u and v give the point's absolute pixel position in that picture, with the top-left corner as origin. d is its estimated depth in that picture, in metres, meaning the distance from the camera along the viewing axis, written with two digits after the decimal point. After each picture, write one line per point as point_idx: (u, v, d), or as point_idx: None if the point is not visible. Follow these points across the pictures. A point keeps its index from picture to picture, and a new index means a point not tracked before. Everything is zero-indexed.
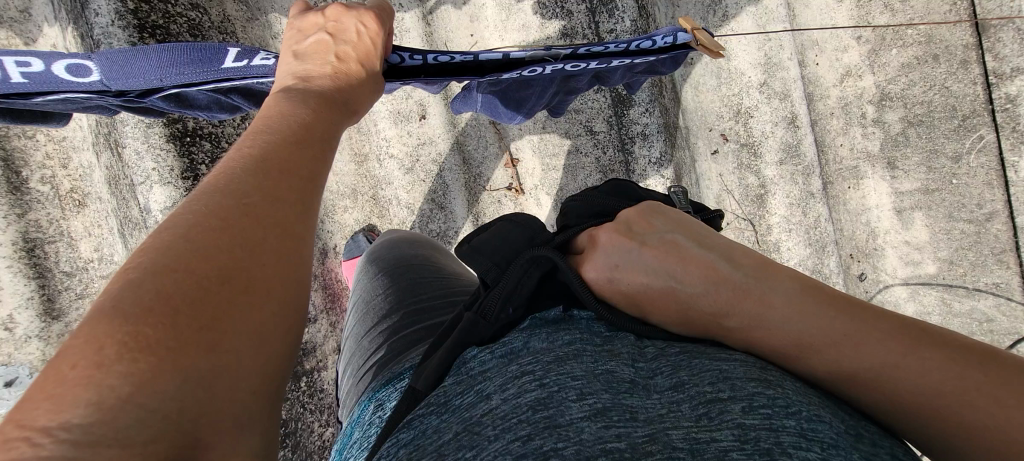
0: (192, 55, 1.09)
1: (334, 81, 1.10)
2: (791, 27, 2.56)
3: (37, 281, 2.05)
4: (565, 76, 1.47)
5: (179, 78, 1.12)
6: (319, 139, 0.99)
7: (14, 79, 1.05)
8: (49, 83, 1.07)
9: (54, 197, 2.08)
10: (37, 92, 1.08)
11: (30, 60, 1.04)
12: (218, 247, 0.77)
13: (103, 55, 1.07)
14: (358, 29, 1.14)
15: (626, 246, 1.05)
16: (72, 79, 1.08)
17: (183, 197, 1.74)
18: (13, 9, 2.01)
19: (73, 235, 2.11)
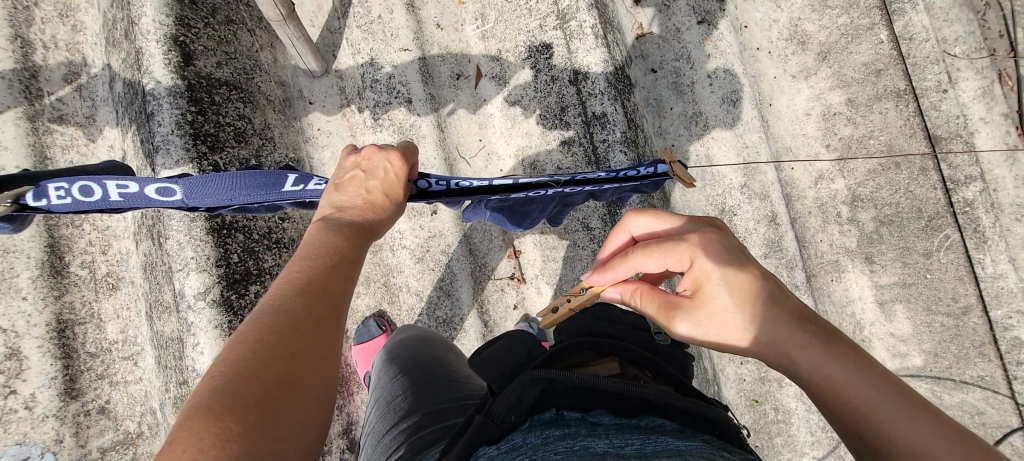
0: (260, 182, 1.30)
1: (364, 208, 1.29)
2: (766, 135, 2.86)
3: (64, 360, 2.16)
4: (562, 196, 1.72)
5: (247, 198, 1.32)
6: (352, 260, 1.16)
7: (112, 197, 1.26)
8: (138, 201, 1.28)
9: (91, 280, 2.25)
10: (128, 208, 1.29)
11: (128, 184, 1.24)
12: (279, 355, 0.92)
13: (186, 181, 1.27)
14: (386, 167, 1.35)
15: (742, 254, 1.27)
16: (158, 198, 1.28)
17: (216, 282, 1.90)
18: (81, 115, 2.31)
19: (102, 317, 2.25)
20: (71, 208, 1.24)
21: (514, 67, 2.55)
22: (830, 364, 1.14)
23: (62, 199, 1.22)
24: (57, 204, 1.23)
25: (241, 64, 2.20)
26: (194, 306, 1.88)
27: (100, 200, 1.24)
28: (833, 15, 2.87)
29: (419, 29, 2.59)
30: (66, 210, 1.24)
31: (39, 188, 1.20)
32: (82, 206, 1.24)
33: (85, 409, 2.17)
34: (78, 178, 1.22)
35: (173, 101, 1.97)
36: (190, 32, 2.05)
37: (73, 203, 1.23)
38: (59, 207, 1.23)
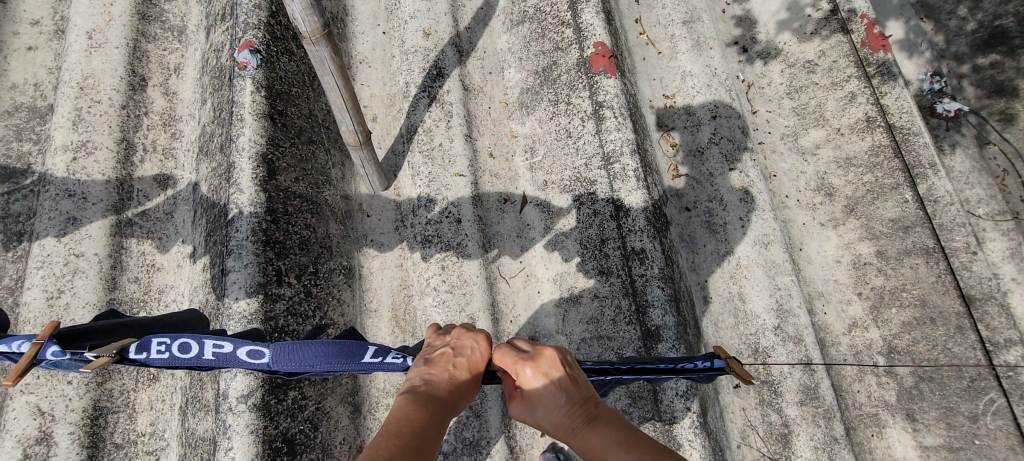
0: (344, 353, 1.31)
1: (449, 386, 1.30)
2: (798, 277, 2.92)
3: (90, 449, 2.16)
4: (615, 381, 1.82)
5: (326, 367, 1.33)
6: (427, 441, 1.13)
7: (204, 355, 1.29)
8: (227, 360, 1.30)
9: (134, 368, 2.30)
10: (215, 366, 1.31)
11: (224, 344, 1.28)
12: None
13: (276, 346, 1.30)
14: (473, 346, 1.39)
15: (549, 369, 1.35)
16: (244, 359, 1.31)
17: (260, 385, 1.94)
18: (161, 211, 2.53)
19: (135, 408, 2.27)
20: (163, 362, 1.27)
21: (559, 197, 2.75)
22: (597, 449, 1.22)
23: (160, 354, 1.25)
24: (153, 357, 1.26)
25: (315, 178, 2.44)
26: (235, 408, 1.91)
27: (193, 357, 1.28)
28: (859, 172, 3.06)
29: (475, 158, 2.84)
30: (158, 365, 1.27)
31: (142, 343, 1.25)
32: (176, 362, 1.27)
33: None
34: (181, 335, 1.28)
35: (253, 210, 2.17)
36: (278, 151, 2.32)
37: (169, 357, 1.27)
38: (154, 362, 1.26)
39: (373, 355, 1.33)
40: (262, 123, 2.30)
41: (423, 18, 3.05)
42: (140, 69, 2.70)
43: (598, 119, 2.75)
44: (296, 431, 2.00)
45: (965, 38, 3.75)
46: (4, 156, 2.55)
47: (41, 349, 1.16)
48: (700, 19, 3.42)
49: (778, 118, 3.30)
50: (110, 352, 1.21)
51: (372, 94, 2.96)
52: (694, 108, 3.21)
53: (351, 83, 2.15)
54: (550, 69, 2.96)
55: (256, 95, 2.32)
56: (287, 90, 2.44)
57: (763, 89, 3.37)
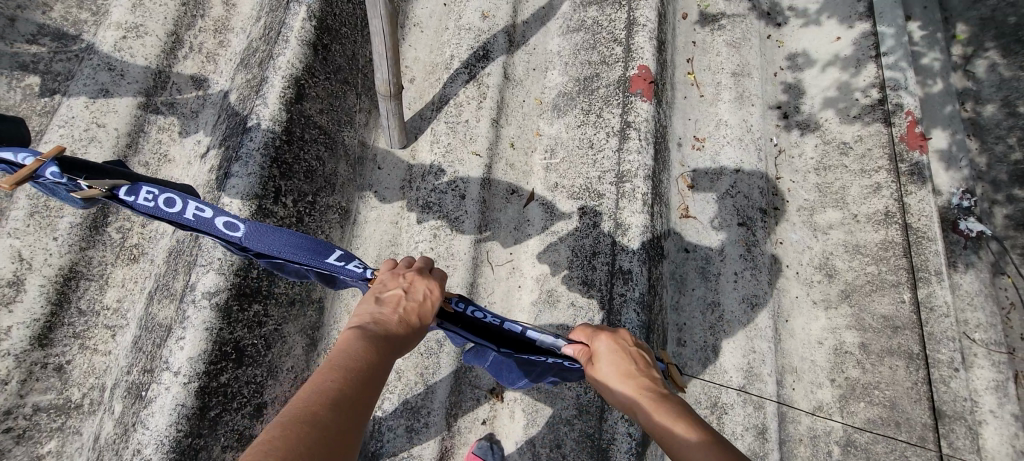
0: (312, 248, 1.39)
1: (401, 324, 1.30)
2: (776, 346, 2.90)
3: (54, 307, 2.22)
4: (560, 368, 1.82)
5: (293, 256, 1.39)
6: (375, 372, 1.15)
7: (186, 215, 1.34)
8: (206, 226, 1.36)
9: (118, 245, 2.37)
10: (194, 229, 1.37)
11: (206, 209, 1.34)
12: (304, 446, 0.89)
13: (253, 225, 1.35)
14: (426, 292, 1.39)
15: (628, 343, 1.47)
16: (221, 229, 1.36)
17: (228, 288, 1.96)
18: (189, 109, 2.61)
19: (108, 281, 2.33)
20: (148, 210, 1.32)
21: (565, 201, 2.78)
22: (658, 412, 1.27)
23: (149, 203, 1.32)
24: (139, 203, 1.32)
25: (338, 117, 2.52)
26: (198, 301, 1.92)
27: (175, 213, 1.33)
28: (864, 262, 3.05)
29: (496, 143, 2.89)
30: (143, 211, 1.33)
31: (134, 188, 1.31)
32: (159, 215, 1.32)
33: (44, 363, 2.16)
34: (168, 189, 1.33)
35: (271, 126, 2.22)
36: (311, 79, 2.39)
37: (153, 208, 1.32)
38: (140, 207, 1.32)
39: (336, 259, 1.40)
40: (303, 50, 2.36)
41: (485, 1, 3.15)
42: None
43: (622, 137, 2.77)
44: (249, 343, 2.03)
45: (1007, 165, 3.72)
46: (62, 18, 2.66)
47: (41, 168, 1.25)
48: (749, 75, 3.45)
49: (799, 190, 3.30)
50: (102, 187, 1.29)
51: (417, 58, 3.04)
52: (720, 156, 3.23)
53: (397, 35, 2.22)
54: (592, 80, 3.00)
55: (306, 23, 2.39)
56: (336, 28, 2.52)
57: (792, 159, 3.39)
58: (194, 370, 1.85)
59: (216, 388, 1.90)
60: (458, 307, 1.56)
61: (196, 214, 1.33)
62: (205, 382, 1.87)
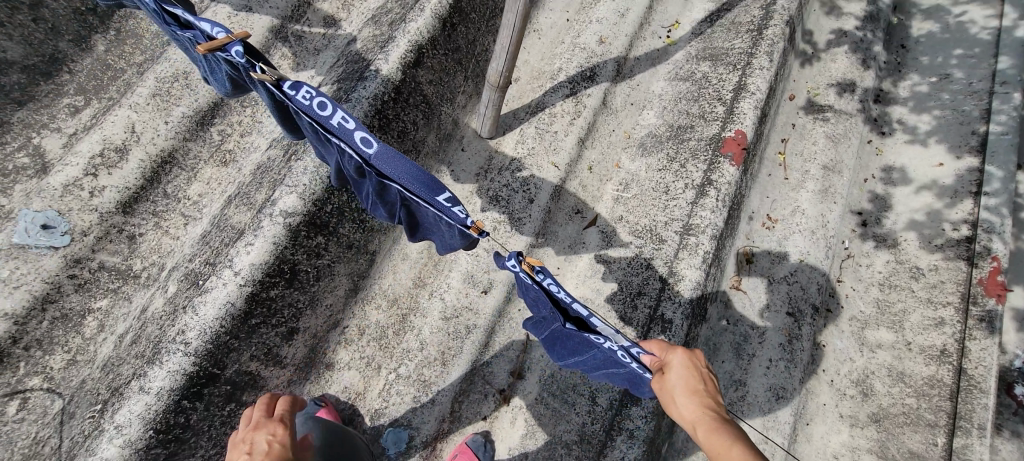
0: (429, 183, 1.40)
1: None
2: (788, 446, 2.83)
3: (145, 182, 2.38)
4: (609, 364, 1.78)
5: (409, 186, 1.41)
6: None
7: (331, 120, 1.39)
8: (343, 136, 1.39)
9: (215, 146, 2.53)
10: (332, 134, 1.41)
11: (348, 120, 1.38)
12: None
13: (385, 147, 1.38)
14: (267, 442, 1.40)
15: (701, 362, 1.47)
16: (356, 142, 1.40)
17: (302, 213, 2.06)
18: (313, 45, 2.79)
19: (196, 175, 2.48)
20: (303, 107, 1.39)
21: (625, 236, 2.80)
22: (718, 436, 1.29)
23: (304, 100, 1.39)
24: (298, 99, 1.39)
25: (442, 93, 2.64)
26: (274, 215, 2.03)
27: (323, 116, 1.38)
28: (904, 392, 2.93)
29: (575, 161, 2.96)
30: (297, 107, 1.40)
31: (295, 84, 1.38)
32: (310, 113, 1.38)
33: (118, 229, 2.31)
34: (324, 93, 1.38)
35: (383, 79, 2.34)
36: (431, 50, 2.50)
37: (307, 106, 1.38)
38: (297, 102, 1.39)
39: (444, 199, 1.41)
40: (431, 21, 2.48)
41: (605, 28, 3.25)
42: None
43: (700, 192, 2.76)
44: (303, 268, 2.13)
45: None
46: None
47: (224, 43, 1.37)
48: (840, 173, 3.40)
49: (857, 299, 3.21)
50: (273, 76, 1.39)
51: (527, 61, 3.15)
52: (787, 242, 3.19)
53: (524, 31, 2.30)
54: (686, 129, 3.02)
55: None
56: (465, 10, 2.64)
57: (859, 267, 3.30)
58: (252, 276, 1.95)
59: (262, 300, 2.00)
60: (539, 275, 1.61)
61: (340, 121, 1.36)
62: (256, 290, 1.97)
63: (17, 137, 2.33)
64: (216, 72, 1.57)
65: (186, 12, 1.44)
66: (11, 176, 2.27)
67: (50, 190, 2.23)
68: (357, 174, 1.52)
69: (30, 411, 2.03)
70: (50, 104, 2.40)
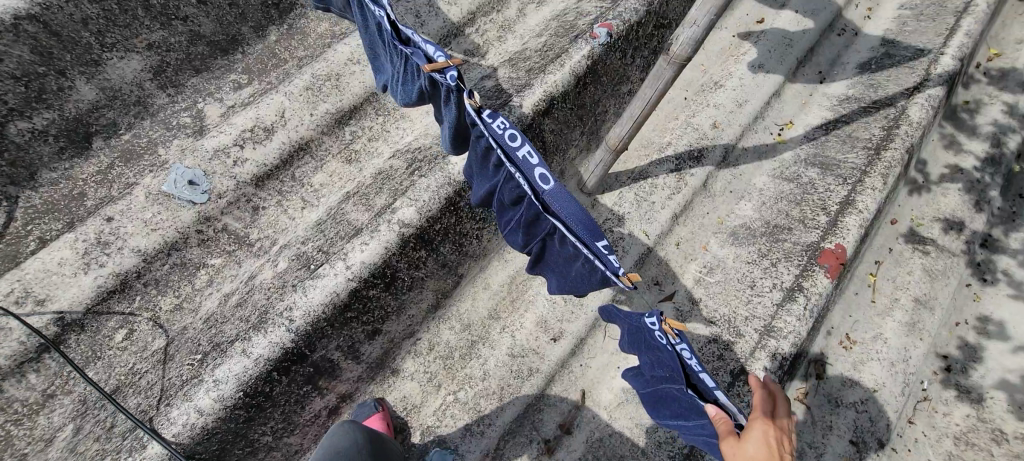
0: (594, 232, 1.36)
1: None
2: None
3: (279, 162, 2.60)
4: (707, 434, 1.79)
5: (573, 230, 1.38)
6: None
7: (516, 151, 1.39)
8: (523, 169, 1.39)
9: (345, 144, 2.75)
10: (511, 165, 1.40)
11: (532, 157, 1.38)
12: None
13: (562, 188, 1.35)
14: None
15: (781, 444, 1.58)
16: (533, 177, 1.39)
17: (416, 226, 2.20)
18: None
19: (323, 166, 2.69)
20: (492, 135, 1.40)
21: (700, 321, 2.79)
22: None
23: (496, 129, 1.40)
24: (490, 126, 1.41)
25: (559, 143, 2.77)
26: (391, 222, 2.17)
27: (510, 146, 1.38)
28: None
29: (665, 235, 3.02)
30: (486, 133, 1.41)
31: (493, 113, 1.40)
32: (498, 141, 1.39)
33: (247, 199, 2.52)
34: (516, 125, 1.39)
35: (514, 120, 2.48)
36: (561, 103, 2.64)
37: (497, 133, 1.39)
38: (488, 129, 1.41)
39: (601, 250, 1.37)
40: (567, 77, 2.61)
41: (720, 114, 3.32)
42: None
43: (787, 296, 2.73)
44: (401, 276, 2.25)
45: None
46: None
47: (441, 66, 1.44)
48: (931, 310, 3.27)
49: (926, 446, 3.03)
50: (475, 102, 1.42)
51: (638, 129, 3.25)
52: (863, 367, 3.07)
53: (656, 105, 2.37)
54: (782, 230, 3.02)
55: (584, 59, 2.66)
56: (597, 73, 2.78)
57: (935, 413, 3.12)
58: (360, 273, 2.09)
59: (361, 297, 2.13)
60: (676, 337, 1.64)
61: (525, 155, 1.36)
62: (360, 286, 2.10)
63: (186, 98, 2.62)
64: (412, 82, 1.65)
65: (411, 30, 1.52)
66: (173, 132, 2.55)
67: (202, 151, 2.47)
68: (514, 202, 1.52)
69: (133, 343, 2.24)
70: (219, 76, 2.69)
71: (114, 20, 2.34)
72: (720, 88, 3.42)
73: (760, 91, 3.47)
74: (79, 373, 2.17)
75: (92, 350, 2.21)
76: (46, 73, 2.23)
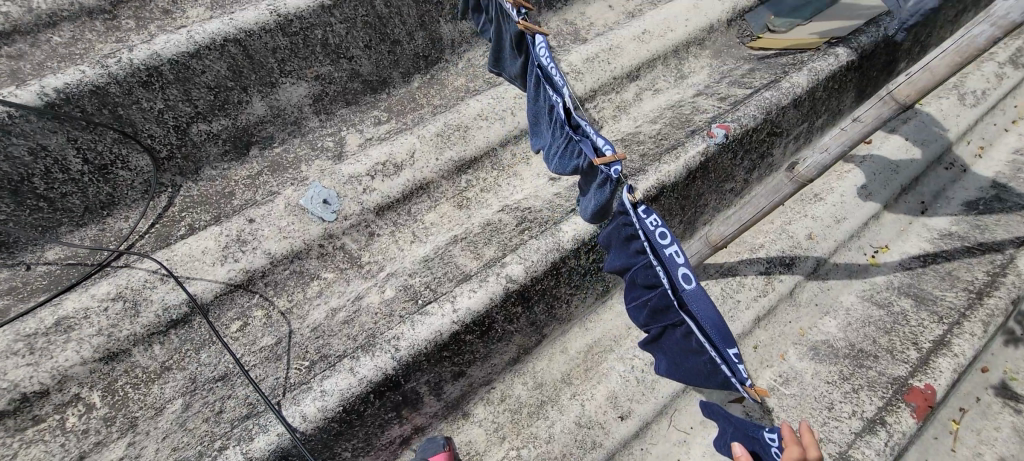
0: (724, 336, 1.48)
1: None
2: None
3: (401, 196, 2.82)
4: None
5: (705, 329, 1.52)
6: None
7: (665, 249, 1.59)
8: (668, 265, 1.58)
9: (459, 189, 2.96)
10: (659, 258, 1.61)
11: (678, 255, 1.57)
12: None
13: (702, 290, 1.51)
14: None
15: None
16: (677, 274, 1.57)
17: (521, 284, 2.33)
18: None
19: (436, 207, 2.90)
20: (647, 229, 1.62)
21: None
22: None
23: (648, 224, 1.63)
24: (646, 222, 1.63)
25: None
26: (499, 276, 2.32)
27: (661, 243, 1.59)
28: None
29: (744, 336, 3.02)
30: (641, 227, 1.64)
31: (648, 209, 1.62)
32: (652, 237, 1.61)
33: (366, 224, 2.75)
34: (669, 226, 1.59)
35: None
36: (670, 191, 2.75)
37: (651, 230, 1.61)
38: (643, 224, 1.63)
39: (730, 358, 1.49)
40: (680, 169, 2.74)
41: (816, 226, 3.36)
42: (641, 73, 3.52)
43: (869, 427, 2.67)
44: (496, 327, 2.37)
45: None
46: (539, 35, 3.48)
47: (609, 160, 1.64)
48: None
49: None
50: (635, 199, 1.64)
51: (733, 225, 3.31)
52: None
53: (760, 216, 2.40)
54: (866, 355, 2.97)
55: (698, 155, 2.79)
56: (708, 169, 2.89)
57: None
58: (463, 318, 2.22)
59: (458, 340, 2.26)
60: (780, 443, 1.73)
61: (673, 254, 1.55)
62: (460, 330, 2.23)
63: (334, 125, 2.94)
64: (569, 159, 1.84)
65: (584, 121, 1.71)
66: (317, 152, 2.85)
67: (339, 176, 2.72)
68: (654, 287, 1.73)
69: (244, 335, 2.45)
70: (364, 110, 3.01)
71: (297, 52, 2.67)
72: (819, 201, 3.46)
73: (859, 210, 3.48)
74: (194, 353, 2.38)
75: (209, 333, 2.43)
76: (233, 88, 2.57)
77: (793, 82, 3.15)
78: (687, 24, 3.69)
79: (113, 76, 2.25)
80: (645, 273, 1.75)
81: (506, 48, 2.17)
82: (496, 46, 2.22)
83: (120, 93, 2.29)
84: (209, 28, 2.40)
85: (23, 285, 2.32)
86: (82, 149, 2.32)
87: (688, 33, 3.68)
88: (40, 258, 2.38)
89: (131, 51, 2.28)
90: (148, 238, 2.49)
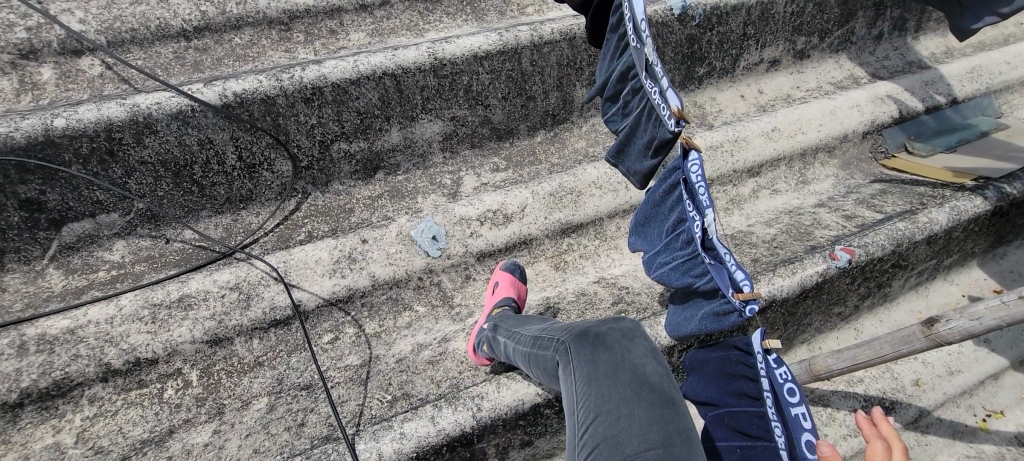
0: None
1: None
2: None
3: (504, 246, 2.85)
4: None
5: None
6: None
7: (791, 406, 1.78)
8: (795, 423, 1.78)
9: (559, 252, 2.97)
10: (784, 413, 1.80)
11: (803, 419, 1.78)
12: None
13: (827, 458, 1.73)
14: None
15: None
16: (800, 434, 1.77)
17: None
18: None
19: (533, 263, 2.92)
20: (775, 381, 1.80)
21: None
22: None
23: (778, 375, 1.80)
24: (775, 374, 1.80)
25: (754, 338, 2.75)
26: None
27: (790, 400, 1.78)
28: None
29: None
30: (767, 376, 1.81)
31: (780, 361, 1.80)
32: (780, 390, 1.79)
33: (465, 267, 2.81)
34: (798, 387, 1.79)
35: None
36: (778, 305, 2.64)
37: (781, 384, 1.79)
38: (772, 375, 1.81)
39: None
40: (793, 285, 2.62)
41: (924, 373, 3.09)
42: (763, 170, 3.42)
43: None
44: None
45: None
46: None
47: (747, 297, 1.73)
48: None
49: None
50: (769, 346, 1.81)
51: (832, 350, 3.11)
52: None
53: (879, 358, 2.20)
54: None
55: (815, 275, 2.67)
56: (821, 290, 2.75)
57: None
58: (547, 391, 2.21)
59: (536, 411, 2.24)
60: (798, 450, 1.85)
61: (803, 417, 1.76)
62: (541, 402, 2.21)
63: (455, 164, 3.05)
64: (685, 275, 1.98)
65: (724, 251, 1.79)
66: (434, 187, 2.96)
67: (451, 215, 2.80)
68: (758, 434, 1.86)
69: (334, 348, 2.54)
70: (485, 155, 3.11)
71: (442, 93, 2.81)
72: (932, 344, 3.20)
73: (978, 366, 3.18)
74: (286, 355, 2.50)
75: (303, 339, 2.54)
76: (378, 116, 2.73)
77: (931, 217, 2.96)
78: (820, 129, 3.57)
79: (284, 89, 2.46)
80: (750, 418, 1.88)
81: (636, 143, 2.21)
82: (625, 139, 2.25)
83: (284, 105, 2.50)
84: (373, 60, 2.58)
85: (159, 256, 2.54)
86: (239, 148, 2.54)
87: (820, 138, 3.56)
88: (179, 234, 2.61)
89: (303, 70, 2.49)
90: (271, 236, 2.67)
